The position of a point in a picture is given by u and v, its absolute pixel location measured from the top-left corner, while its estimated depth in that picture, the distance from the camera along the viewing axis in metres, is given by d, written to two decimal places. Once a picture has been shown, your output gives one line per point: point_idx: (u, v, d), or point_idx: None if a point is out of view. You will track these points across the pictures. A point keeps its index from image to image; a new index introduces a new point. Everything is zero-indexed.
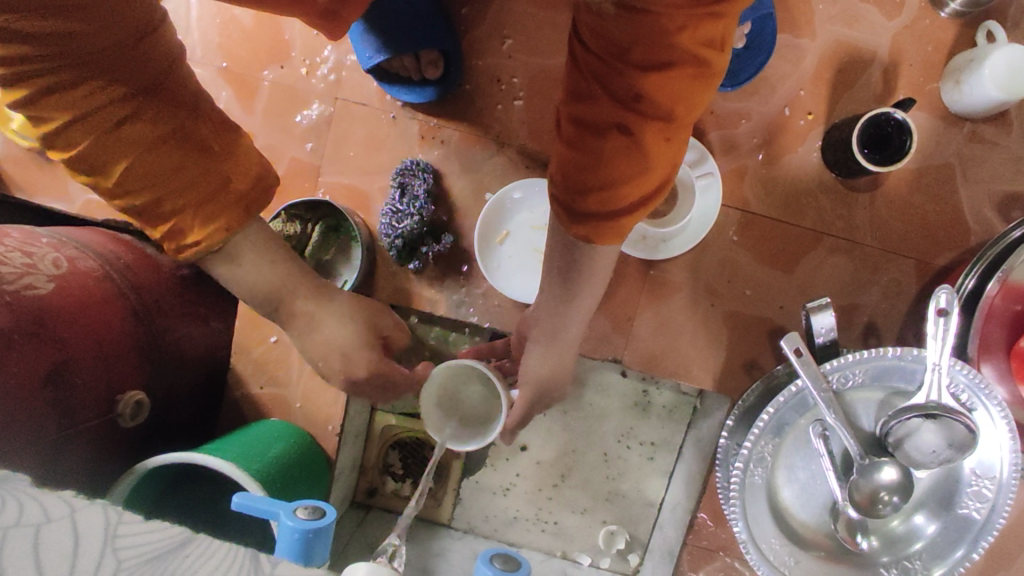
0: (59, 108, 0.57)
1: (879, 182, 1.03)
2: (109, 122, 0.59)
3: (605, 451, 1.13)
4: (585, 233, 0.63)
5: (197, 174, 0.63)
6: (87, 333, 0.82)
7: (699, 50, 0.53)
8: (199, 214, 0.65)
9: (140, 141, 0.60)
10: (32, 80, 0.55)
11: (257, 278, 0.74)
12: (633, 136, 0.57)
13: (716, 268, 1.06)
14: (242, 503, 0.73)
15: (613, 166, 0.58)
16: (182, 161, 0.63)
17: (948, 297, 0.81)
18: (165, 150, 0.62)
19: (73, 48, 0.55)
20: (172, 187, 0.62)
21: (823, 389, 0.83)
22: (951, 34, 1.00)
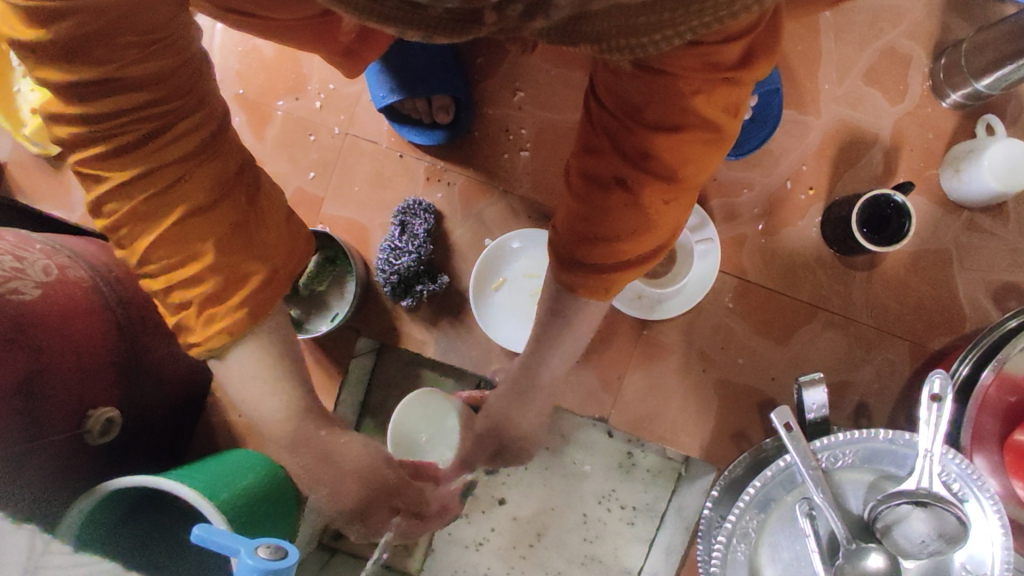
0: (121, 166, 0.56)
1: (876, 262, 1.03)
2: (161, 183, 0.57)
3: (585, 512, 1.10)
4: (580, 280, 0.64)
5: (237, 253, 0.61)
6: (67, 343, 0.80)
7: (708, 122, 0.54)
8: (240, 292, 0.62)
9: (195, 208, 0.59)
10: (100, 135, 0.55)
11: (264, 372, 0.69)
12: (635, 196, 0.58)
13: (710, 334, 1.05)
14: (201, 536, 0.69)
15: (619, 223, 0.59)
16: (224, 234, 0.61)
17: (942, 383, 0.80)
18: (209, 220, 0.60)
19: (146, 107, 0.55)
20: (208, 256, 0.60)
21: (811, 466, 0.81)
22: (952, 124, 1.02)
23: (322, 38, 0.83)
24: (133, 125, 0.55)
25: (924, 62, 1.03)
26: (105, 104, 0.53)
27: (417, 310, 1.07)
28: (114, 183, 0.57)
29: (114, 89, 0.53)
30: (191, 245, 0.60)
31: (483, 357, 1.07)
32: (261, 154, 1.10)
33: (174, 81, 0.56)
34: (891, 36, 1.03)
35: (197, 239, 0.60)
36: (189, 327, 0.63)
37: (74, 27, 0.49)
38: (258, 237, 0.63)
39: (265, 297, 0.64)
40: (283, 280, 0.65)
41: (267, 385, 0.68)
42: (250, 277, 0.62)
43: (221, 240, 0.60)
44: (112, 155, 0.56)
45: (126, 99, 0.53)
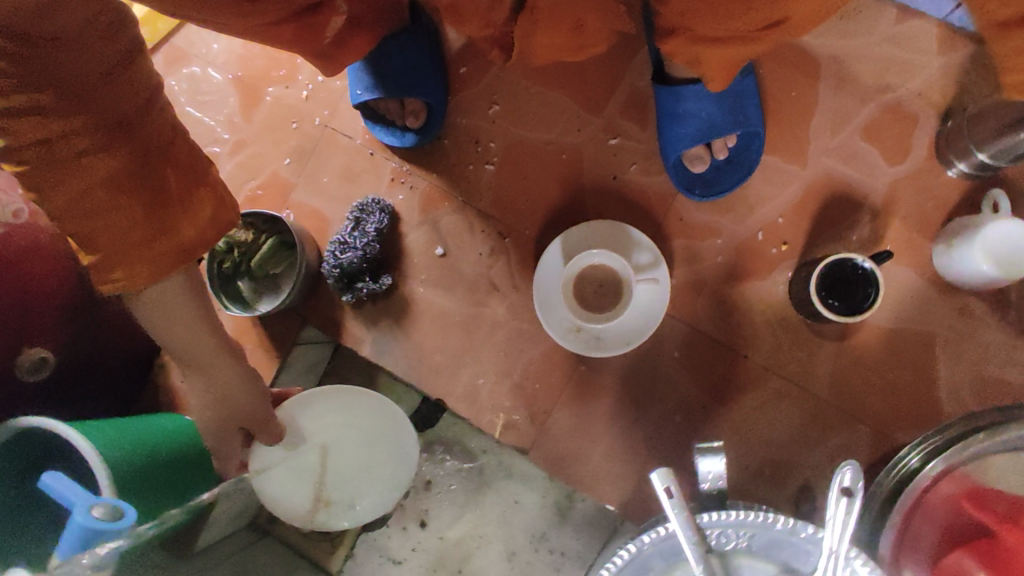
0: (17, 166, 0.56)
1: (848, 334, 0.93)
2: (59, 150, 0.56)
3: (513, 551, 1.10)
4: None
5: (139, 218, 0.61)
6: (14, 281, 0.91)
7: None
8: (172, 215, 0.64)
9: (89, 178, 0.58)
10: None
11: (181, 329, 0.76)
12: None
13: (651, 382, 0.97)
14: (46, 482, 0.70)
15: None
16: (135, 201, 0.60)
17: (853, 477, 0.68)
18: (89, 163, 0.57)
19: (32, 63, 0.53)
20: (106, 223, 0.60)
21: (694, 542, 0.72)
22: (958, 195, 0.90)
23: (303, 36, 0.89)
24: (44, 142, 0.56)
25: (934, 122, 0.92)
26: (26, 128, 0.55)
27: (359, 308, 1.06)
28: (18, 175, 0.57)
29: (46, 123, 0.55)
30: (60, 195, 0.58)
31: (418, 364, 1.04)
32: (247, 135, 1.14)
33: (114, 112, 0.58)
34: (900, 90, 0.93)
35: (108, 209, 0.60)
36: (103, 269, 0.63)
37: (29, 92, 0.54)
38: (162, 173, 0.62)
39: (184, 219, 0.65)
40: (201, 241, 0.67)
41: (185, 328, 0.76)
42: (170, 202, 0.63)
43: (143, 210, 0.61)
44: (96, 187, 0.58)
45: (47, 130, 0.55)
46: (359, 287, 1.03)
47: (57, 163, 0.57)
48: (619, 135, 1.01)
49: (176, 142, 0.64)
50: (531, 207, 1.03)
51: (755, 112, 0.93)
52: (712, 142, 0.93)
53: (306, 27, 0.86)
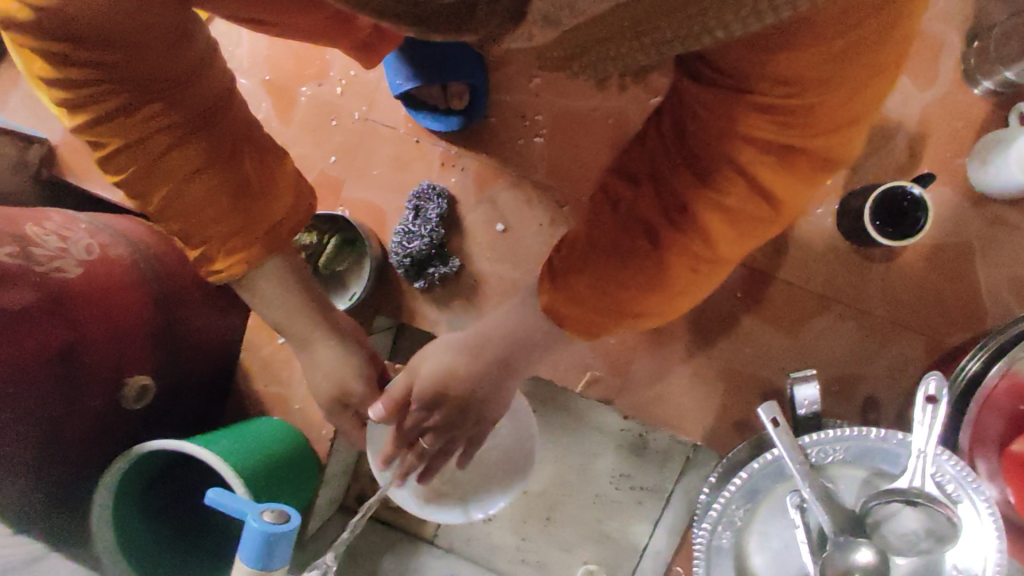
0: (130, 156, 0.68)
1: (895, 254, 1.01)
2: (153, 143, 0.67)
3: (597, 493, 1.12)
4: (569, 311, 0.83)
5: (226, 200, 0.71)
6: (103, 314, 0.89)
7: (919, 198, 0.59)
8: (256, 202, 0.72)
9: (182, 169, 0.69)
10: (91, 109, 0.65)
11: (277, 301, 0.85)
12: (734, 207, 0.74)
13: (718, 322, 1.05)
14: (214, 499, 0.75)
15: (702, 246, 0.76)
16: (223, 188, 0.71)
17: (938, 385, 0.80)
18: (178, 156, 0.69)
19: (119, 73, 0.64)
20: (200, 213, 0.71)
21: (799, 460, 0.82)
22: (985, 112, 0.98)
23: (341, 32, 0.88)
24: (140, 130, 0.67)
25: (956, 48, 0.99)
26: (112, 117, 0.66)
27: (430, 292, 1.11)
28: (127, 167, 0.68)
29: (135, 114, 0.66)
30: (157, 185, 0.70)
31: None
32: (287, 138, 1.14)
33: (178, 104, 0.68)
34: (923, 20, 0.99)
35: (203, 197, 0.70)
36: (209, 254, 0.74)
37: (109, 87, 0.64)
38: (241, 161, 0.72)
39: (264, 205, 0.73)
40: (284, 223, 0.75)
41: (283, 308, 0.85)
42: (251, 188, 0.72)
43: (230, 195, 0.71)
44: (194, 171, 0.69)
45: (145, 122, 0.66)
46: (431, 270, 1.08)
47: (119, 153, 0.68)
48: (661, 94, 1.04)
49: (253, 135, 0.74)
50: (585, 173, 1.07)
51: None
52: None
53: (344, 27, 0.87)
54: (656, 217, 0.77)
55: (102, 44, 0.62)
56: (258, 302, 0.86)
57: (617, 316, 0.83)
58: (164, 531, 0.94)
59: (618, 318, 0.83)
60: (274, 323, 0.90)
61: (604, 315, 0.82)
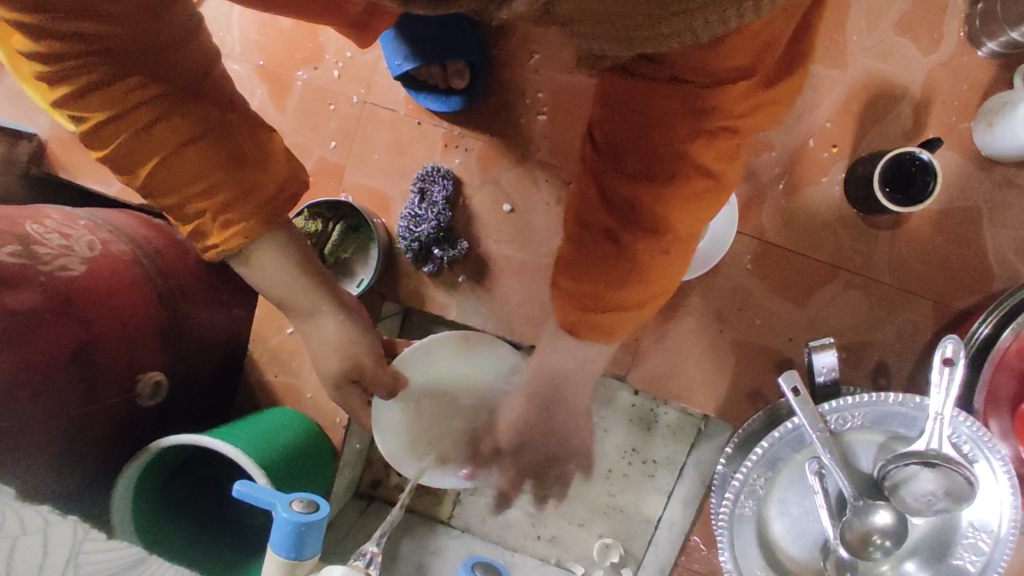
0: (115, 133, 0.63)
1: (902, 220, 1.01)
2: (139, 120, 0.62)
3: (608, 468, 1.14)
4: (577, 324, 0.73)
5: (223, 175, 0.67)
6: (113, 313, 0.87)
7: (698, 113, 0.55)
8: (255, 176, 0.69)
9: (171, 145, 0.64)
10: (71, 81, 0.59)
11: (276, 278, 0.80)
12: (679, 181, 0.60)
13: (728, 295, 1.05)
14: (242, 491, 0.75)
15: (658, 231, 0.64)
16: (217, 164, 0.66)
17: (955, 347, 0.81)
18: (165, 131, 0.64)
19: (99, 44, 0.58)
20: (196, 191, 0.67)
21: (819, 428, 0.83)
22: (988, 74, 0.98)
23: (329, 11, 0.86)
24: (129, 106, 0.62)
25: (959, 10, 0.98)
26: (96, 93, 0.60)
27: (437, 277, 1.10)
28: (111, 141, 0.63)
29: (122, 88, 0.61)
30: (145, 161, 0.65)
31: (507, 319, 1.09)
32: (284, 125, 1.12)
33: (169, 77, 0.63)
34: None
35: (199, 176, 0.66)
36: (206, 232, 0.71)
37: (93, 58, 0.58)
38: (231, 132, 0.67)
39: (263, 179, 0.70)
40: (283, 194, 0.72)
41: (288, 282, 0.80)
42: (248, 162, 0.68)
43: (226, 171, 0.67)
44: (189, 146, 0.65)
45: (133, 99, 0.61)
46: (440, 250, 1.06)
47: (103, 129, 0.62)
48: None
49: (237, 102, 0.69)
50: None
51: None
52: None
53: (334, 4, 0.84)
54: (607, 216, 0.66)
55: (78, 12, 0.55)
56: (252, 272, 0.79)
57: (614, 325, 0.72)
58: (187, 524, 0.94)
59: (611, 323, 0.71)
60: (272, 299, 0.83)
61: (585, 316, 0.71)
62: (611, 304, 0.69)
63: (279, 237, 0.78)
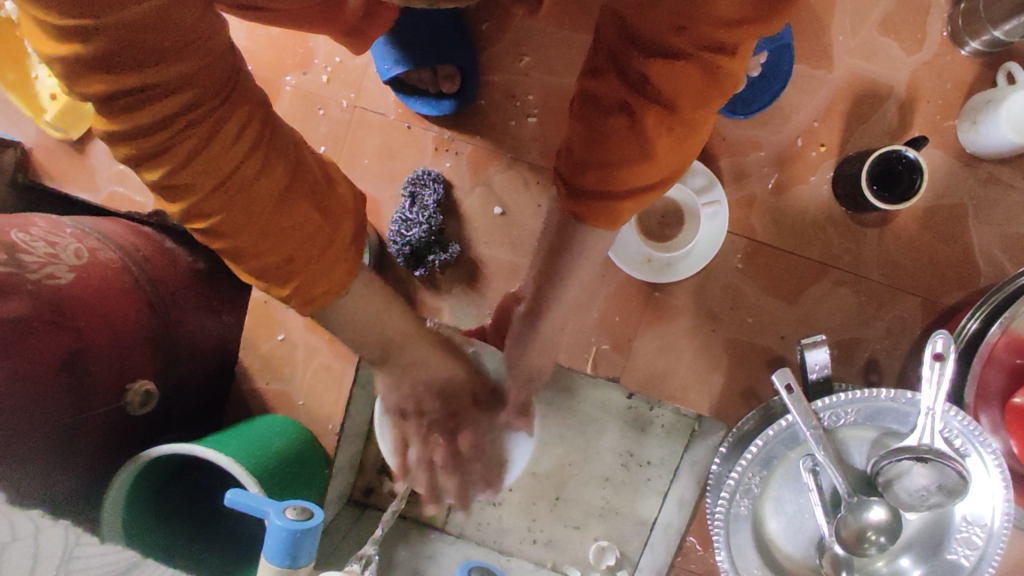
0: (205, 198, 0.53)
1: (889, 218, 1.02)
2: (240, 181, 0.54)
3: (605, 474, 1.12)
4: (588, 213, 0.60)
5: (312, 230, 0.59)
6: (102, 321, 0.86)
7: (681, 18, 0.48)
8: (329, 228, 0.60)
9: (266, 206, 0.55)
10: (152, 146, 0.50)
11: (363, 315, 0.70)
12: (688, 60, 0.50)
13: (720, 294, 1.06)
14: (234, 500, 0.74)
15: (669, 102, 0.52)
16: (305, 216, 0.58)
17: (945, 343, 0.82)
18: (261, 190, 0.55)
19: (178, 100, 0.48)
20: (293, 251, 0.58)
21: (813, 425, 0.83)
22: (971, 72, 0.99)
23: (328, 20, 0.84)
24: (216, 164, 0.52)
25: (941, 9, 1.00)
26: (179, 153, 0.50)
27: (430, 281, 1.09)
28: (198, 211, 0.54)
29: (202, 143, 0.51)
30: (238, 233, 0.56)
31: None
32: None
33: (248, 124, 0.54)
34: None
35: (297, 234, 0.58)
36: (302, 295, 0.62)
37: (167, 112, 0.48)
38: (306, 171, 0.60)
39: (342, 225, 0.62)
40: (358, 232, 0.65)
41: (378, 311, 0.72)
42: (327, 205, 0.60)
43: (314, 224, 0.58)
44: (281, 201, 0.56)
45: (221, 156, 0.52)
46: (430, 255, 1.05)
47: (192, 200, 0.53)
48: None
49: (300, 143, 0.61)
50: None
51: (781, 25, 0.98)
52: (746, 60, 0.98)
53: (331, 13, 0.82)
54: (618, 89, 0.53)
55: (151, 59, 0.46)
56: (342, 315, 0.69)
57: (615, 216, 0.60)
58: (179, 534, 0.93)
59: (621, 211, 0.59)
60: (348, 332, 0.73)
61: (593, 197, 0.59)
62: (625, 187, 0.57)
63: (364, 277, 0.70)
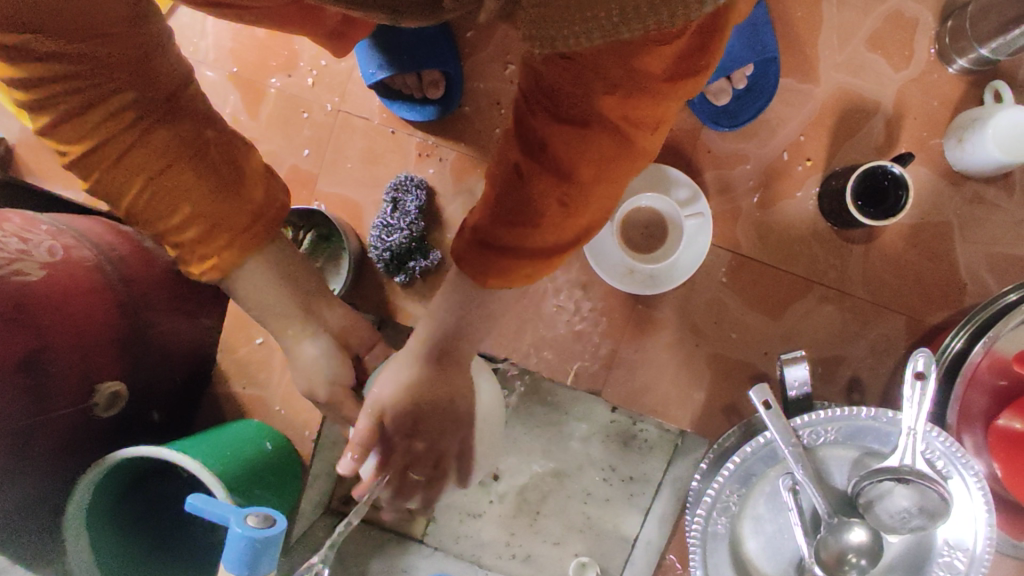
0: (101, 153, 0.62)
1: (875, 235, 1.01)
2: (128, 142, 0.62)
3: (588, 489, 1.08)
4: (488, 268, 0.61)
5: (209, 196, 0.65)
6: (70, 320, 0.84)
7: (613, 92, 0.49)
8: (232, 198, 0.66)
9: (155, 163, 0.63)
10: (57, 106, 0.59)
11: (264, 292, 0.77)
12: (607, 129, 0.51)
13: (704, 308, 1.04)
14: (196, 506, 0.72)
15: (580, 171, 0.54)
16: (200, 182, 0.65)
17: (926, 361, 0.80)
18: (152, 155, 0.63)
19: (91, 70, 0.58)
20: (191, 212, 0.65)
21: (792, 443, 0.82)
22: (958, 90, 0.98)
23: (310, 20, 0.82)
24: (114, 125, 0.61)
25: (928, 26, 0.99)
26: (83, 114, 0.60)
27: (410, 287, 1.08)
28: (96, 166, 0.62)
29: (105, 108, 0.60)
30: (127, 185, 0.63)
31: None
32: (256, 132, 1.11)
33: (154, 97, 0.63)
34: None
35: (190, 194, 0.64)
36: (187, 260, 0.68)
37: (79, 78, 0.58)
38: (213, 151, 0.66)
39: (246, 201, 0.68)
40: (266, 210, 0.70)
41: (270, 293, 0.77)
42: (230, 180, 0.66)
43: (208, 188, 0.65)
44: (178, 167, 0.64)
45: (123, 118, 0.61)
46: (410, 261, 1.05)
47: (90, 152, 0.61)
48: None
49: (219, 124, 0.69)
50: None
51: (770, 39, 0.98)
52: (733, 73, 0.97)
53: (314, 13, 0.81)
54: (526, 155, 0.55)
55: (70, 27, 0.56)
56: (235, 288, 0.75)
57: (516, 274, 0.61)
58: (140, 544, 0.90)
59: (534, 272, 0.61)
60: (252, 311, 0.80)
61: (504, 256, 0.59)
62: (539, 248, 0.58)
63: (274, 258, 0.76)
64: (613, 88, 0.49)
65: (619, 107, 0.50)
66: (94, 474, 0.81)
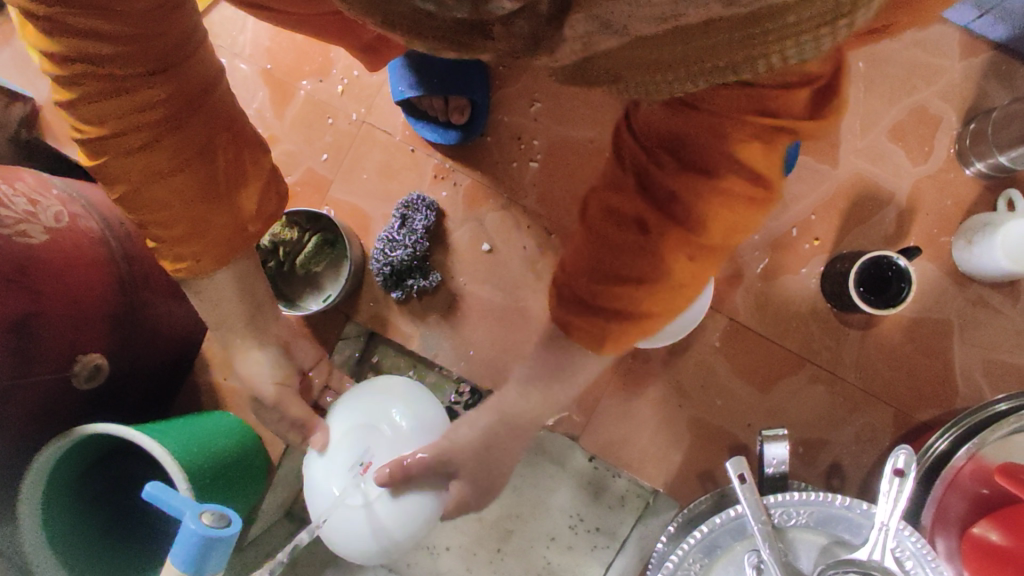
0: (108, 138, 0.61)
1: (873, 323, 1.01)
2: (139, 137, 0.62)
3: (552, 535, 1.05)
4: (576, 320, 0.70)
5: (204, 204, 0.67)
6: (65, 288, 0.84)
7: (741, 150, 0.58)
8: (222, 209, 0.69)
9: (160, 168, 0.64)
10: (76, 84, 0.58)
11: (218, 307, 0.78)
12: (728, 182, 0.59)
13: (694, 369, 1.04)
14: (153, 494, 0.71)
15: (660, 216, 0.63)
16: (197, 189, 0.66)
17: (906, 459, 0.80)
18: (159, 154, 0.63)
19: (114, 61, 0.57)
20: (177, 217, 0.67)
21: (761, 520, 0.81)
22: (973, 192, 0.99)
23: (345, 33, 0.84)
24: (128, 117, 0.61)
25: (952, 125, 1.00)
26: (99, 98, 0.59)
27: (406, 304, 1.08)
28: (102, 149, 0.62)
29: (121, 97, 0.59)
30: (125, 178, 0.64)
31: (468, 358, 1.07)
32: (279, 131, 1.12)
33: (175, 98, 0.62)
34: (923, 95, 1.00)
35: (185, 199, 0.66)
36: (164, 256, 0.70)
37: (102, 64, 0.57)
38: (219, 161, 0.68)
39: (234, 211, 0.71)
40: (251, 223, 0.73)
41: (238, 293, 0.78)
42: (224, 192, 0.69)
43: (203, 196, 0.67)
44: (178, 171, 0.65)
45: (138, 112, 0.60)
46: (410, 279, 1.05)
47: (101, 138, 0.61)
48: None
49: (231, 129, 0.70)
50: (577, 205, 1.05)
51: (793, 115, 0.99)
52: None
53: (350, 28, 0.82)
54: (643, 204, 0.64)
55: (96, 11, 0.54)
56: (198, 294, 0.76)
57: (626, 330, 0.69)
58: (96, 524, 0.89)
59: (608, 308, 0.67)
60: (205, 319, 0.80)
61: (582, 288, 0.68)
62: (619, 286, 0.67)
63: (241, 268, 0.77)
64: (754, 141, 0.58)
65: (741, 157, 0.58)
66: (56, 446, 0.81)
